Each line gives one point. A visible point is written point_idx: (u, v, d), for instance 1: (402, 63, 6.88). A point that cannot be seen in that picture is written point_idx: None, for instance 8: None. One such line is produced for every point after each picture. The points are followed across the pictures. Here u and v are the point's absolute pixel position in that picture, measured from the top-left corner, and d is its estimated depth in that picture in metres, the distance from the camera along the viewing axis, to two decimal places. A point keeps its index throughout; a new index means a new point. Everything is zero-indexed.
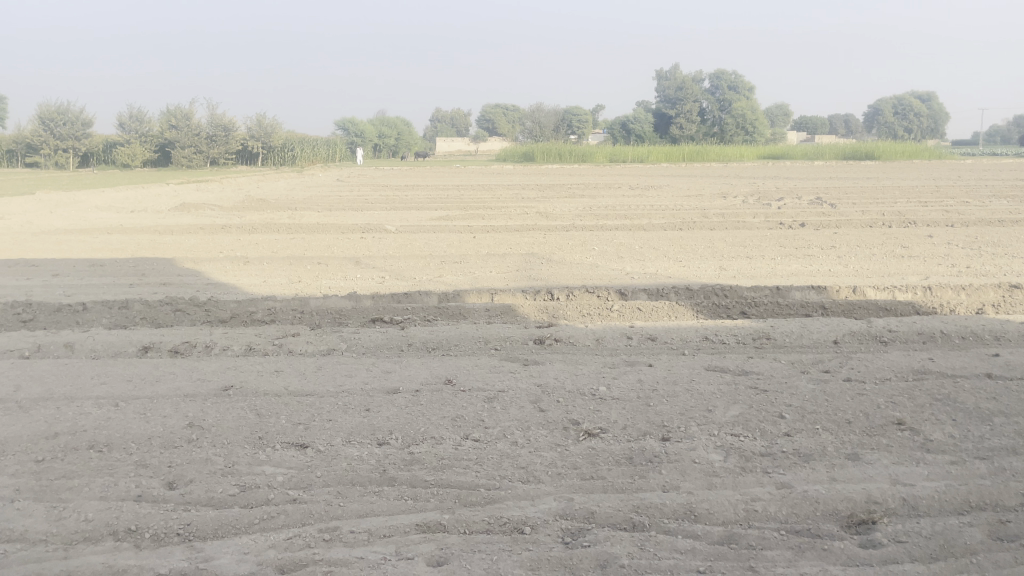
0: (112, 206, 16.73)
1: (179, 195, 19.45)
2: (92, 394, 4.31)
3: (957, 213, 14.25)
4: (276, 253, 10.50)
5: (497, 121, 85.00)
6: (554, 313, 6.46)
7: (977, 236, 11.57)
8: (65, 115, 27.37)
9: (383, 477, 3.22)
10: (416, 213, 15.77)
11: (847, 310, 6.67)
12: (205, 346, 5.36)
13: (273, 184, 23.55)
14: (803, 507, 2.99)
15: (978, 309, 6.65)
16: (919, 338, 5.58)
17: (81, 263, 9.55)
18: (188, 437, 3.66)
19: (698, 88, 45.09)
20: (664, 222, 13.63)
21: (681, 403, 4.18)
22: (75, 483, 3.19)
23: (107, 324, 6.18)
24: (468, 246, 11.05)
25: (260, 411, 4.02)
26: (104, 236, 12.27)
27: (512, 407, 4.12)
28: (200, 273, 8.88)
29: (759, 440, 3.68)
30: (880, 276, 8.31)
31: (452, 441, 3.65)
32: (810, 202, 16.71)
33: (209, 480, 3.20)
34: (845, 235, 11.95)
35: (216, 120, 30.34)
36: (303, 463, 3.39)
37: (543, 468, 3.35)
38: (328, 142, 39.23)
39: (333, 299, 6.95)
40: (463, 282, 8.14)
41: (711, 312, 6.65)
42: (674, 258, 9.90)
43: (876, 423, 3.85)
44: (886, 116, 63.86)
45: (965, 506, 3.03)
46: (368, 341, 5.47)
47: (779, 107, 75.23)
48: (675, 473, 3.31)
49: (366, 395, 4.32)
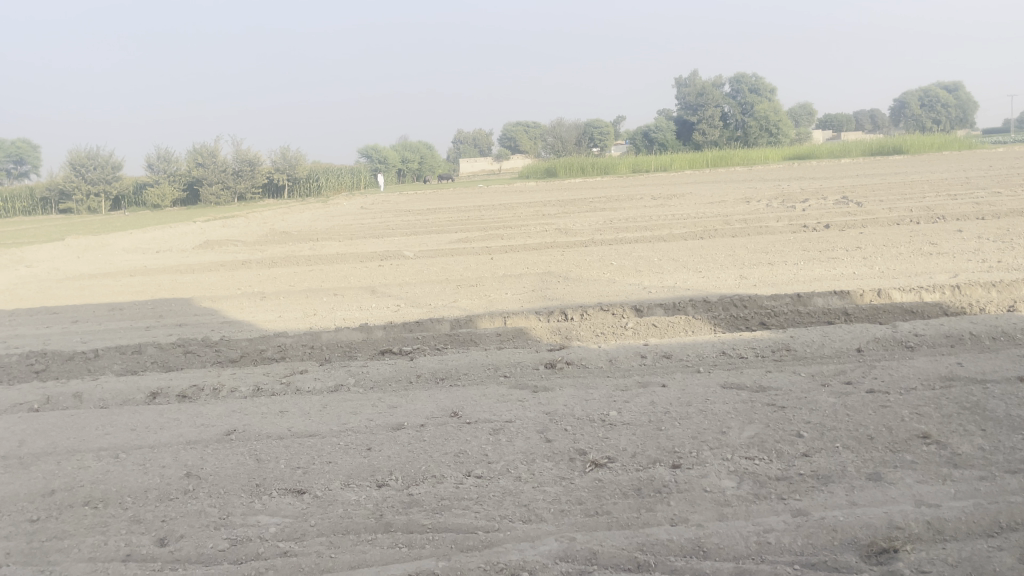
0: (138, 248, 16.90)
1: (204, 233, 19.63)
2: (94, 446, 4.25)
3: (987, 205, 13.87)
4: (293, 286, 10.48)
5: (520, 139, 85.14)
6: (567, 334, 6.33)
7: (1009, 228, 11.21)
8: (95, 159, 27.72)
9: (378, 523, 3.11)
10: (436, 236, 15.72)
11: (872, 315, 6.44)
12: (212, 390, 5.29)
13: (297, 215, 23.68)
14: (820, 537, 2.81)
15: (1010, 305, 6.38)
16: (946, 342, 5.34)
17: (102, 307, 9.61)
18: (184, 488, 3.57)
19: (719, 92, 44.75)
20: (685, 231, 13.43)
21: (693, 426, 4.01)
22: (66, 544, 3.12)
23: (118, 370, 6.16)
24: (486, 268, 10.94)
25: (259, 456, 3.93)
26: (127, 278, 12.37)
27: (518, 439, 3.98)
28: (216, 311, 8.87)
29: (775, 463, 3.50)
30: (906, 276, 8.04)
31: (454, 480, 3.53)
32: (836, 203, 16.38)
33: (200, 534, 3.11)
34: (870, 234, 11.66)
35: (241, 156, 30.58)
36: (299, 511, 3.28)
37: (546, 505, 3.20)
38: (351, 170, 39.48)
39: (345, 331, 6.87)
40: (478, 306, 8.03)
41: (729, 324, 6.46)
42: (694, 269, 9.71)
43: (900, 438, 3.65)
44: (913, 108, 62.85)
45: (995, 527, 2.82)
46: (377, 375, 5.38)
47: (802, 107, 74.54)
48: (684, 503, 3.15)
49: (369, 434, 4.21)
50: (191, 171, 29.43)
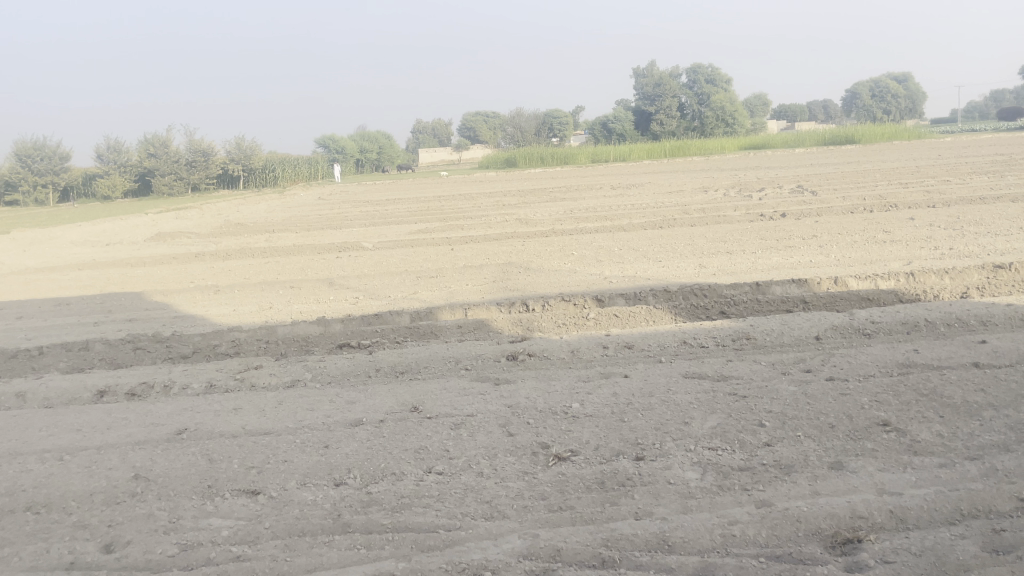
0: (87, 241, 16.39)
1: (157, 225, 19.17)
2: (38, 448, 4.08)
3: (937, 193, 14.16)
4: (249, 279, 10.26)
5: (479, 130, 84.71)
6: (529, 325, 6.26)
7: (959, 216, 11.43)
8: (42, 150, 26.82)
9: (336, 524, 3.02)
10: (394, 228, 15.55)
11: (830, 302, 6.48)
12: (163, 387, 5.13)
13: (253, 207, 23.26)
14: (784, 528, 2.80)
15: (963, 291, 6.47)
16: (902, 329, 5.40)
17: (48, 303, 9.29)
18: (132, 491, 3.43)
19: (676, 83, 45.04)
20: (644, 221, 13.47)
21: (656, 416, 3.98)
22: (6, 553, 2.97)
23: (64, 368, 5.94)
24: (446, 259, 10.84)
25: (212, 455, 3.80)
26: (76, 272, 11.99)
27: (480, 433, 3.91)
28: (168, 306, 8.63)
29: (738, 453, 3.48)
30: (862, 264, 8.14)
31: (414, 477, 3.45)
32: (791, 191, 16.59)
33: (148, 539, 3.00)
34: (825, 223, 11.82)
35: (194, 147, 29.92)
36: (253, 512, 3.18)
37: (509, 502, 3.14)
38: (308, 160, 38.94)
39: (301, 324, 6.72)
40: (438, 298, 7.93)
41: (689, 314, 6.45)
42: (653, 258, 9.72)
43: (861, 426, 3.65)
44: (864, 99, 64.00)
45: (956, 515, 2.83)
46: (335, 370, 5.26)
47: (758, 97, 75.46)
48: (649, 496, 3.11)
49: (327, 431, 4.10)
50: (143, 162, 28.68)
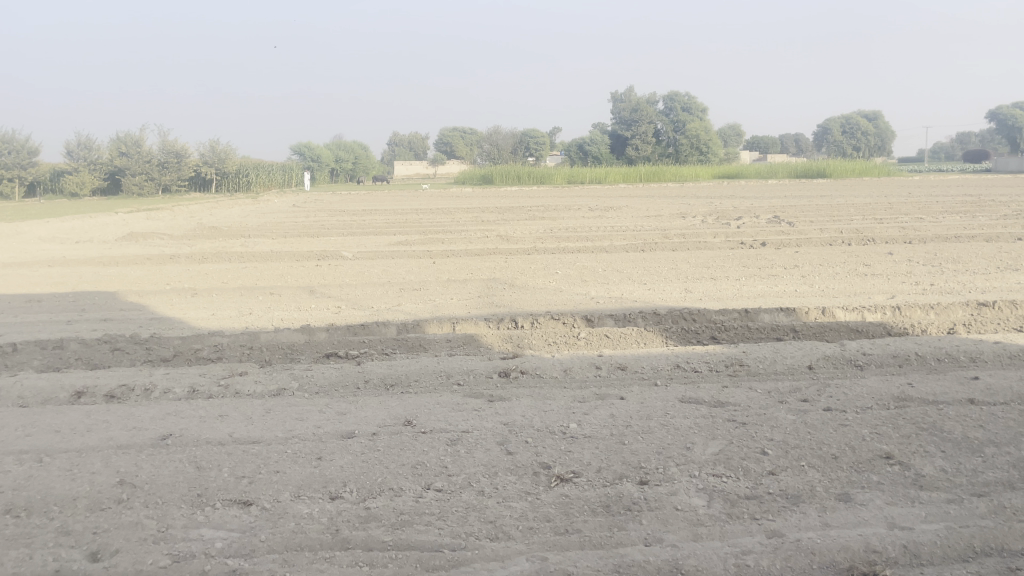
0: (56, 238, 15.99)
1: (127, 225, 18.79)
2: (14, 449, 3.91)
3: (912, 229, 14.41)
4: (227, 284, 10.06)
5: (455, 144, 84.87)
6: (519, 342, 6.19)
7: (936, 253, 11.60)
8: (11, 143, 26.25)
9: (335, 539, 2.91)
10: (374, 238, 15.42)
11: (819, 332, 6.49)
12: (144, 390, 4.97)
13: (226, 211, 22.92)
14: (799, 560, 2.75)
15: (950, 327, 6.52)
16: (894, 361, 5.42)
17: (17, 299, 9.01)
18: (118, 498, 3.28)
19: (653, 109, 45.55)
20: (626, 243, 13.52)
21: (657, 440, 3.92)
22: None
23: (38, 367, 5.74)
24: (428, 272, 10.75)
25: (199, 463, 3.66)
26: (44, 269, 11.68)
27: (478, 451, 3.82)
28: (144, 307, 8.42)
29: (742, 481, 3.43)
30: (846, 296, 8.20)
31: (413, 493, 3.34)
32: (768, 221, 16.77)
33: (137, 549, 2.87)
34: (805, 253, 11.93)
35: (168, 147, 29.53)
36: (248, 524, 3.06)
37: (514, 522, 3.05)
38: (283, 167, 38.58)
39: (285, 332, 6.59)
40: (422, 311, 7.83)
41: (680, 338, 6.42)
42: (638, 281, 9.72)
43: (864, 458, 3.63)
44: (835, 134, 65.24)
45: (969, 552, 2.81)
46: (322, 379, 5.14)
47: (732, 127, 76.61)
48: (657, 522, 3.04)
49: (318, 442, 3.97)
50: (114, 160, 28.21)
